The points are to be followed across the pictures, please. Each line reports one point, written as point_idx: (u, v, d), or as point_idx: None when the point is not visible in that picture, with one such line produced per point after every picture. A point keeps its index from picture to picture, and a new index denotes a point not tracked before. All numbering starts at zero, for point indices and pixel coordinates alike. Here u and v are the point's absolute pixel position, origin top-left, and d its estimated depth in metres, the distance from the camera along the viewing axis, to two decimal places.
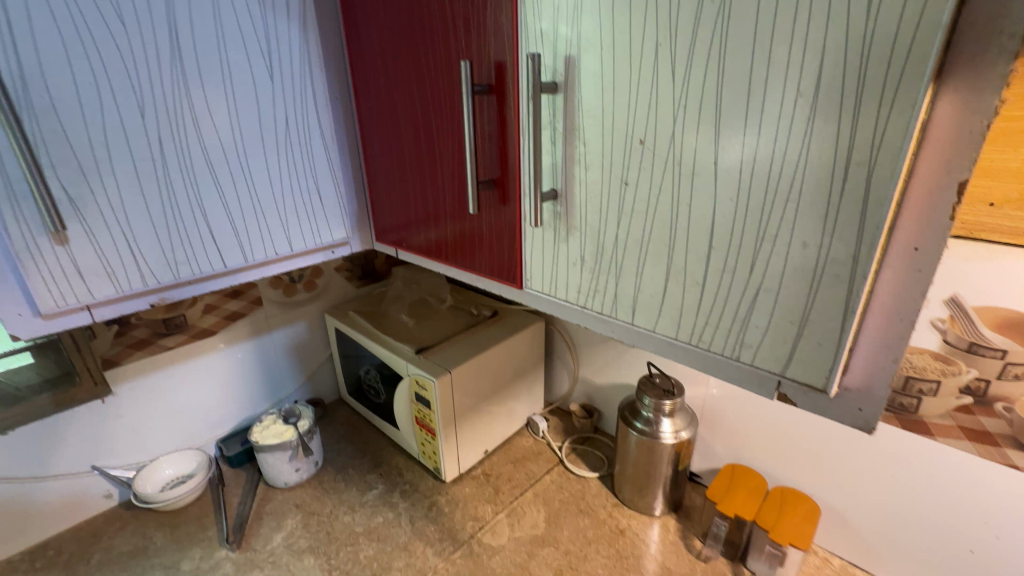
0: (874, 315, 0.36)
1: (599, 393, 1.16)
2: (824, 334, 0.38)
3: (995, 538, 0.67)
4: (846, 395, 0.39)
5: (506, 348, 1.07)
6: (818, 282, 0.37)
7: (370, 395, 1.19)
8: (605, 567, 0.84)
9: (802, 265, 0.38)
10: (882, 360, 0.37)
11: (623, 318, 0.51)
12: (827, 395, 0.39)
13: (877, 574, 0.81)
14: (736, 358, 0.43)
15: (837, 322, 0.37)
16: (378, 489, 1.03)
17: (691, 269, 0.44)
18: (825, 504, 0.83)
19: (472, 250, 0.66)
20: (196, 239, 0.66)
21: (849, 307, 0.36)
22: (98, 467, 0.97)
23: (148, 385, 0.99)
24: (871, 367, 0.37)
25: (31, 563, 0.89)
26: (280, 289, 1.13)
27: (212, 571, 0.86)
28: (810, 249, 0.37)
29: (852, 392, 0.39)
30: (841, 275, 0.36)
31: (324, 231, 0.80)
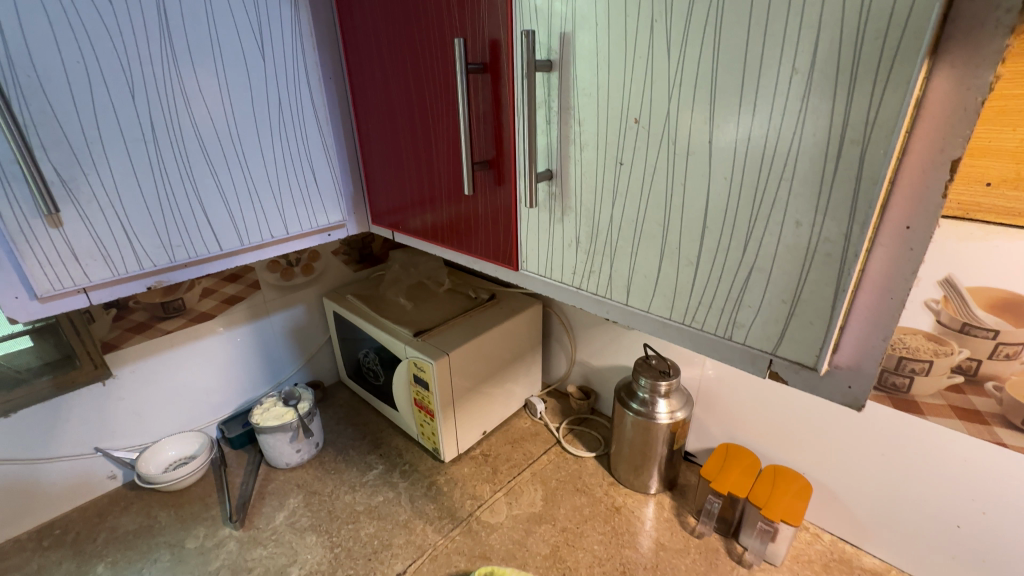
0: (865, 294, 0.37)
1: (596, 375, 1.17)
2: (816, 313, 0.38)
3: (981, 513, 0.69)
4: (836, 372, 0.39)
5: (504, 331, 1.08)
6: (810, 261, 0.37)
7: (369, 378, 1.20)
8: (601, 543, 0.86)
9: (794, 245, 0.38)
10: (872, 338, 0.37)
11: (618, 299, 0.51)
12: (817, 372, 0.40)
13: (866, 549, 0.83)
14: (728, 337, 0.44)
15: (829, 301, 0.37)
16: (378, 469, 1.05)
17: (686, 249, 0.44)
18: (817, 481, 0.85)
19: (468, 232, 0.66)
20: (191, 222, 0.66)
21: (840, 286, 0.36)
22: (101, 448, 0.98)
23: (148, 368, 1.00)
24: (861, 345, 0.38)
25: (39, 541, 0.91)
26: (278, 272, 1.13)
27: (216, 548, 0.88)
28: (803, 228, 0.37)
29: (843, 369, 0.39)
30: (833, 254, 0.36)
31: (319, 213, 0.79)
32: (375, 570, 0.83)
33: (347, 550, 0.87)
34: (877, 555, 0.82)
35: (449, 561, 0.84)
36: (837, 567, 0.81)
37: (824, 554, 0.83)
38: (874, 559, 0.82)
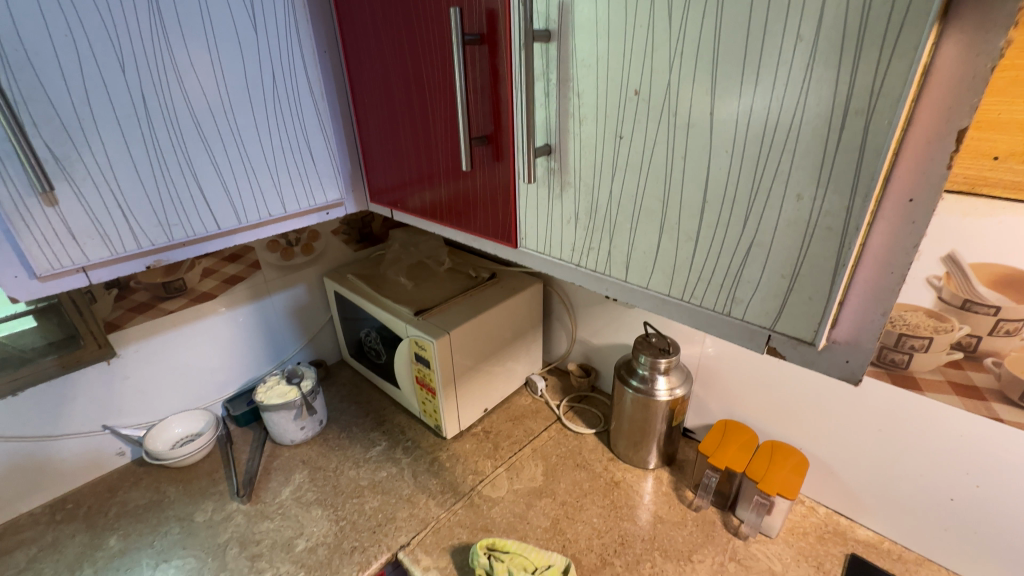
0: (866, 268, 0.36)
1: (597, 353, 1.17)
2: (815, 288, 0.38)
3: (975, 486, 0.70)
4: (833, 347, 0.39)
5: (505, 309, 1.08)
6: (811, 235, 0.37)
7: (371, 357, 1.21)
8: (600, 516, 0.88)
9: (795, 219, 0.37)
10: (871, 313, 0.37)
11: (617, 276, 0.51)
12: (815, 347, 0.40)
13: (860, 521, 0.84)
14: (727, 313, 0.44)
15: (829, 276, 0.37)
16: (382, 445, 1.06)
17: (685, 224, 0.44)
18: (814, 456, 0.86)
19: (466, 209, 0.66)
20: (188, 200, 0.65)
21: (840, 261, 0.36)
22: (109, 426, 1.00)
23: (152, 347, 1.01)
24: (860, 320, 0.38)
25: (53, 515, 0.94)
26: (278, 252, 1.13)
27: (225, 521, 0.90)
28: (804, 202, 0.37)
29: (841, 344, 0.39)
30: (833, 228, 0.36)
31: (317, 192, 0.79)
32: (380, 542, 0.85)
33: (352, 523, 0.89)
34: (871, 527, 0.83)
35: (452, 534, 0.86)
36: (832, 539, 0.83)
37: (819, 527, 0.85)
38: (868, 531, 0.84)
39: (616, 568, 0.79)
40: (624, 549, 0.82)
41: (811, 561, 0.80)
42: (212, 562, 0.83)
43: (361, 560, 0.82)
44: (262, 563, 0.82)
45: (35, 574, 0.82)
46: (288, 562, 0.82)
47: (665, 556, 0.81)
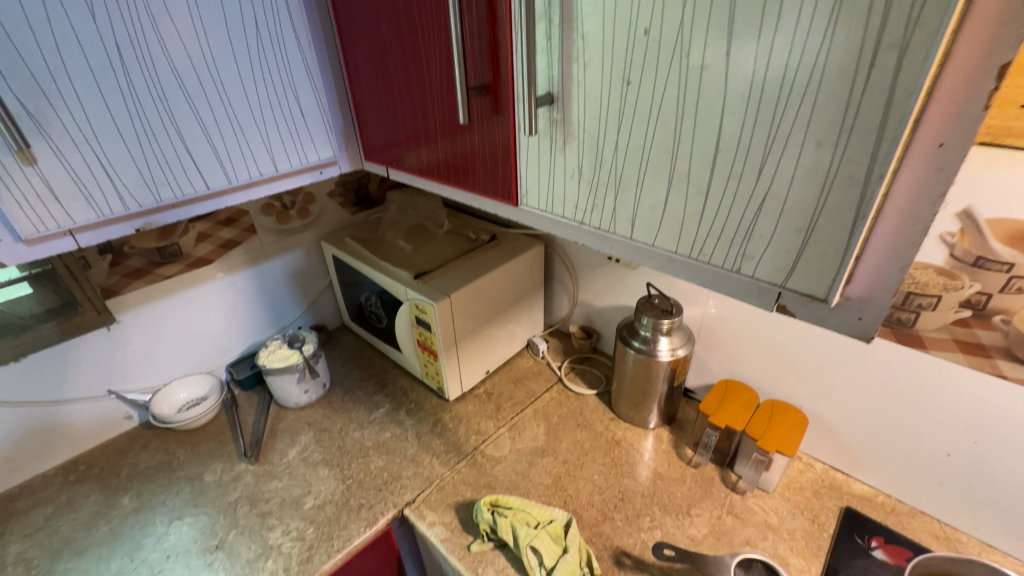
0: (886, 220, 0.35)
1: (598, 315, 1.17)
2: (830, 242, 0.37)
3: (973, 442, 0.70)
4: (846, 304, 0.38)
5: (506, 272, 1.06)
6: (830, 186, 0.35)
7: (372, 321, 1.21)
8: (601, 473, 0.90)
9: (813, 168, 0.35)
10: (888, 268, 0.36)
11: (621, 233, 0.49)
12: (827, 304, 0.39)
13: (856, 476, 0.86)
14: (736, 271, 0.42)
15: (846, 229, 0.35)
16: (385, 407, 1.08)
17: (695, 177, 0.42)
18: (813, 414, 0.87)
19: (464, 166, 0.63)
20: (174, 159, 0.63)
21: (860, 213, 0.34)
22: (114, 391, 1.00)
23: (152, 312, 1.00)
24: (876, 276, 0.36)
25: (66, 476, 0.96)
26: (273, 216, 1.10)
27: (234, 481, 0.92)
28: (824, 149, 0.34)
29: (853, 300, 0.38)
30: (855, 177, 0.34)
31: (309, 150, 0.76)
32: (386, 499, 0.87)
33: (358, 482, 0.91)
34: (866, 482, 0.85)
35: (456, 491, 0.87)
36: (827, 493, 0.85)
37: (816, 482, 0.87)
38: (863, 486, 0.85)
39: (617, 522, 0.81)
40: (624, 504, 0.84)
41: (807, 514, 0.81)
42: (224, 519, 0.85)
43: (368, 516, 0.84)
44: (272, 520, 0.85)
45: (52, 532, 0.85)
46: (297, 519, 0.85)
47: (665, 510, 0.83)
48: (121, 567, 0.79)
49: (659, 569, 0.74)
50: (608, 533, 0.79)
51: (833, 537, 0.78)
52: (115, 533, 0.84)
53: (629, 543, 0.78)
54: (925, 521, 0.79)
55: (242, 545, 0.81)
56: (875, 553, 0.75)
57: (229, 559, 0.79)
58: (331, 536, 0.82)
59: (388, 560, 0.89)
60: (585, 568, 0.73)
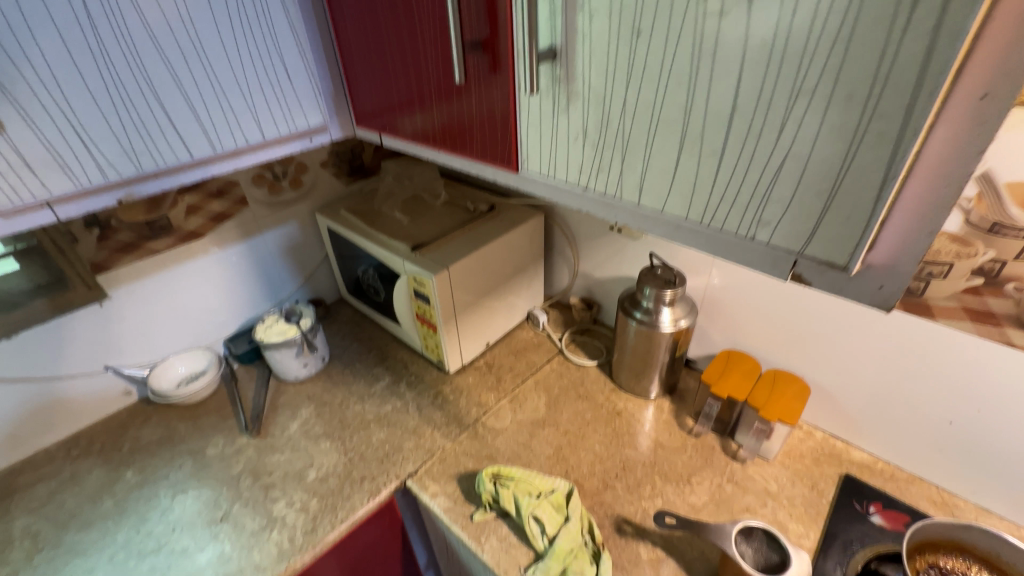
0: (916, 181, 0.33)
1: (599, 286, 1.15)
2: (855, 205, 0.34)
3: (976, 411, 0.70)
4: (867, 272, 0.36)
5: (505, 243, 1.04)
6: (858, 144, 0.33)
7: (370, 294, 1.19)
8: (602, 443, 0.90)
9: (841, 125, 0.33)
10: (916, 233, 0.34)
11: (628, 200, 0.47)
12: (847, 273, 0.37)
13: (856, 444, 0.86)
14: (751, 238, 0.40)
15: (873, 191, 0.33)
16: (385, 380, 1.07)
17: (709, 137, 0.39)
18: (815, 383, 0.87)
19: (461, 131, 0.60)
20: (154, 126, 0.59)
21: (889, 173, 0.32)
22: (111, 367, 0.99)
23: (145, 288, 0.98)
24: (901, 242, 0.35)
25: (68, 452, 0.96)
26: (265, 187, 1.07)
27: (236, 455, 0.93)
28: (854, 102, 0.32)
29: (875, 268, 0.36)
30: (886, 133, 0.31)
31: (298, 115, 0.72)
32: (389, 471, 0.88)
33: (360, 454, 0.91)
34: (866, 450, 0.86)
35: (458, 462, 0.88)
36: (827, 460, 0.85)
37: (816, 450, 0.87)
38: (863, 453, 0.86)
39: (618, 491, 0.82)
40: (625, 474, 0.85)
41: (807, 481, 0.82)
42: (227, 492, 0.86)
43: (371, 488, 0.85)
44: (276, 493, 0.85)
45: (57, 506, 0.86)
46: (300, 491, 0.85)
47: (665, 479, 0.83)
48: (128, 539, 0.80)
49: (659, 536, 0.75)
50: (609, 501, 0.80)
51: (832, 503, 0.79)
52: (120, 507, 0.85)
53: (630, 511, 0.79)
54: (923, 487, 0.80)
55: (247, 517, 0.82)
56: (872, 519, 0.76)
57: (235, 530, 0.80)
58: (334, 507, 0.82)
59: (391, 528, 0.90)
60: (586, 536, 0.74)
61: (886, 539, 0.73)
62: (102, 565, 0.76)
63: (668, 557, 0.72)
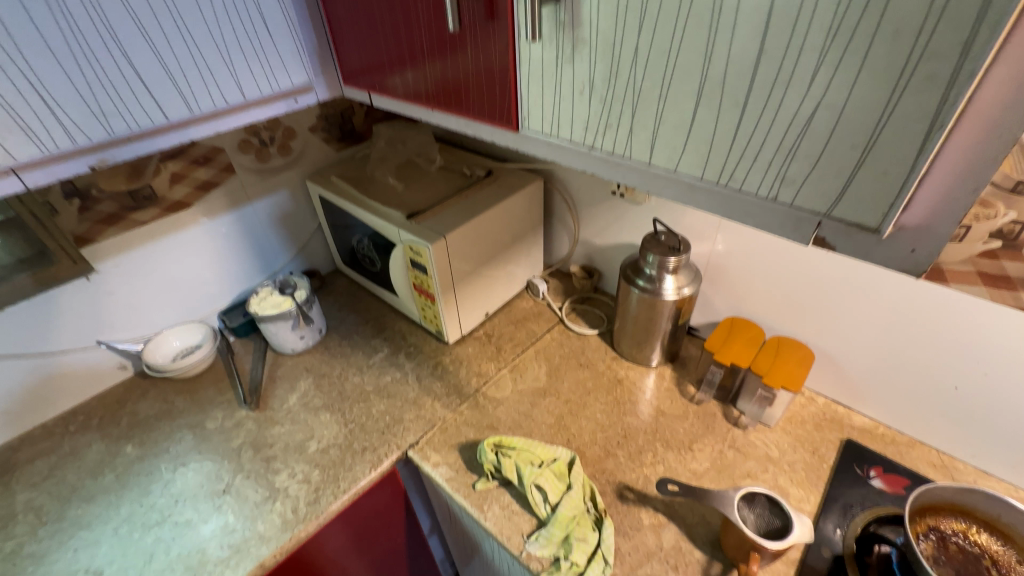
0: (965, 132, 0.30)
1: (600, 254, 1.13)
2: (892, 160, 0.32)
3: (983, 375, 0.70)
4: (900, 234, 0.34)
5: (504, 210, 1.01)
6: (902, 89, 0.30)
7: (366, 265, 1.16)
8: (603, 412, 0.90)
9: (884, 68, 0.30)
10: (959, 191, 0.31)
11: (637, 159, 0.44)
12: (878, 236, 0.35)
13: (857, 409, 0.86)
14: (772, 199, 0.38)
15: (915, 144, 0.31)
16: (384, 352, 1.06)
17: (731, 87, 0.36)
18: (819, 350, 0.86)
19: (457, 87, 0.56)
20: (123, 83, 0.55)
21: (936, 123, 0.29)
22: (104, 341, 0.98)
23: (133, 261, 0.95)
24: (942, 201, 0.32)
25: (65, 427, 0.95)
26: (252, 154, 1.02)
27: (236, 428, 0.92)
28: (903, 40, 0.29)
29: (909, 231, 0.34)
30: (936, 76, 0.28)
31: (281, 74, 0.67)
32: (390, 442, 0.87)
33: (360, 426, 0.91)
34: (867, 414, 0.86)
35: (459, 433, 0.87)
36: (829, 426, 0.85)
37: (817, 415, 0.87)
38: (864, 418, 0.86)
39: (620, 458, 0.82)
40: (626, 442, 0.84)
41: (808, 446, 0.82)
42: (229, 464, 0.86)
43: (373, 458, 0.85)
44: (277, 465, 0.85)
45: (58, 480, 0.85)
46: (302, 463, 0.85)
47: (667, 446, 0.83)
48: (131, 512, 0.80)
49: (661, 502, 0.76)
50: (611, 469, 0.80)
51: (833, 467, 0.79)
52: (121, 481, 0.84)
53: (632, 479, 0.79)
54: (923, 451, 0.80)
55: (249, 489, 0.82)
56: (873, 482, 0.76)
57: (237, 502, 0.80)
58: (336, 478, 0.82)
59: (395, 497, 0.91)
60: (589, 504, 0.74)
61: (886, 501, 0.73)
62: (107, 538, 0.76)
63: (670, 523, 0.73)
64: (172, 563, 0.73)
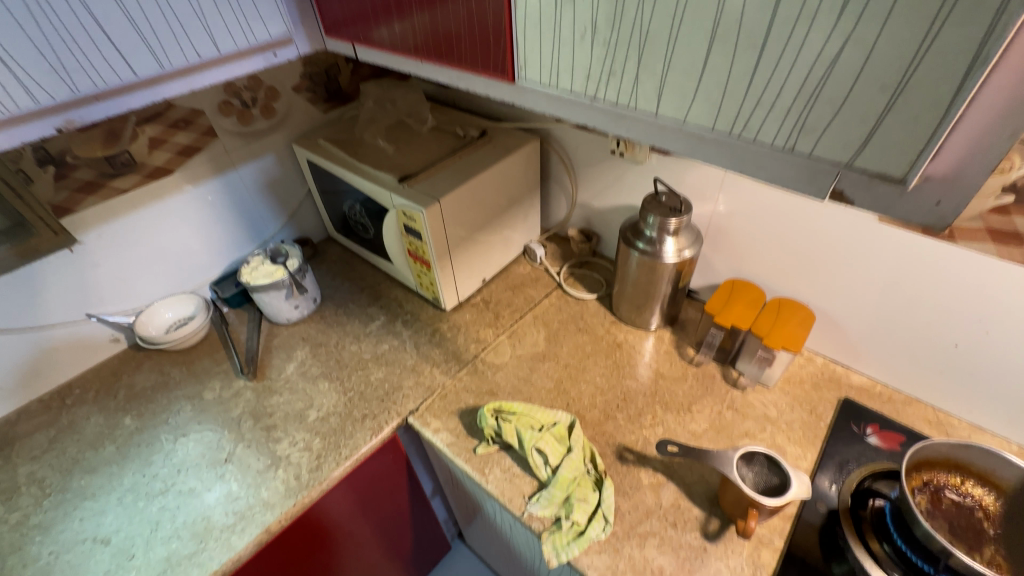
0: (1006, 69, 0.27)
1: (599, 217, 1.10)
2: (923, 103, 0.30)
3: (984, 333, 0.69)
4: (925, 185, 0.32)
5: (499, 172, 0.97)
6: (942, 22, 0.27)
7: (359, 231, 1.13)
8: (602, 375, 0.90)
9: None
10: (993, 137, 0.29)
11: (644, 110, 0.42)
12: (903, 187, 0.33)
13: (856, 368, 0.87)
14: (789, 149, 0.36)
15: (951, 84, 0.28)
16: (380, 320, 1.05)
17: (748, 25, 0.33)
18: (820, 310, 0.85)
19: (447, 35, 0.52)
20: (84, 36, 0.51)
21: (977, 59, 0.27)
22: (94, 314, 0.96)
23: (117, 231, 0.92)
24: (974, 148, 0.30)
25: (62, 400, 0.95)
26: (234, 116, 0.97)
27: (235, 398, 0.92)
28: None
29: (936, 181, 0.32)
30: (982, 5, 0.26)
31: (257, 25, 0.63)
32: (390, 409, 0.87)
33: (360, 394, 0.90)
34: (865, 373, 0.86)
35: (459, 399, 0.87)
36: (827, 385, 0.86)
37: (815, 375, 0.87)
38: (862, 377, 0.86)
39: (619, 421, 0.82)
40: (626, 405, 0.85)
41: (806, 405, 0.83)
42: (229, 434, 0.86)
43: (374, 425, 0.85)
44: (278, 434, 0.85)
45: (59, 453, 0.85)
46: (302, 431, 0.85)
47: (666, 408, 0.84)
48: (134, 482, 0.80)
49: (660, 462, 0.77)
50: (611, 431, 0.81)
51: (830, 425, 0.80)
52: (123, 452, 0.85)
53: (631, 440, 0.79)
54: (919, 408, 0.81)
55: (250, 458, 0.82)
56: (869, 440, 0.77)
57: (240, 470, 0.81)
58: (337, 446, 0.83)
59: (397, 462, 0.92)
60: (589, 465, 0.75)
61: (882, 457, 0.74)
62: (112, 508, 0.77)
63: (668, 482, 0.74)
64: (179, 530, 0.74)
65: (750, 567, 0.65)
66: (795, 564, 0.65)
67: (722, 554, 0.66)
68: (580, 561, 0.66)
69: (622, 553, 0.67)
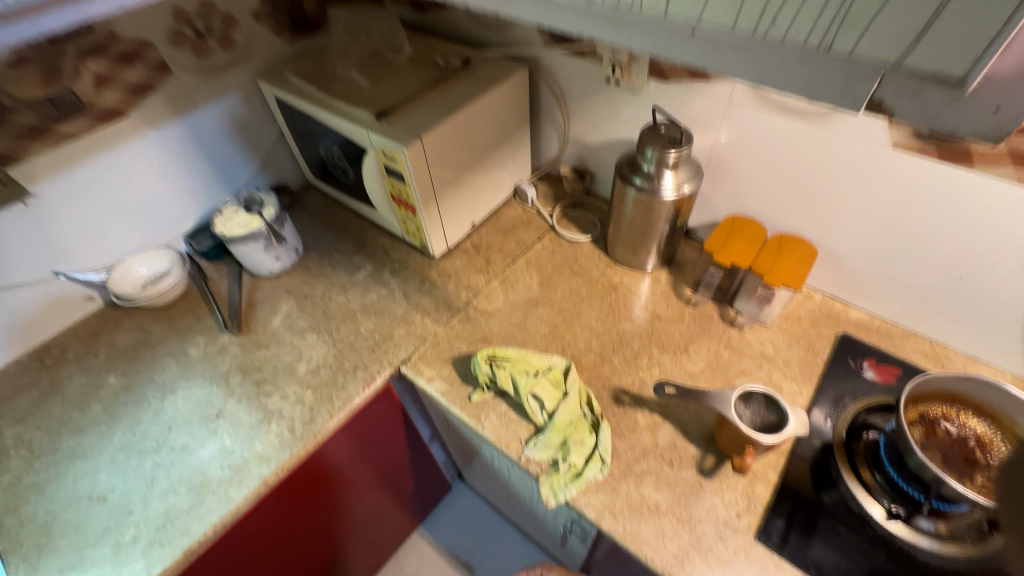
0: None
1: (593, 153, 1.04)
2: None
3: (993, 264, 0.67)
4: (985, 89, 0.27)
5: (485, 106, 0.90)
6: None
7: (338, 176, 1.07)
8: (598, 319, 0.88)
9: None
10: None
11: (652, 11, 0.36)
12: (959, 92, 0.28)
13: (855, 304, 0.85)
14: (825, 50, 0.31)
15: None
16: (367, 269, 1.01)
17: None
18: (822, 245, 0.82)
19: None
20: None
21: None
22: (62, 272, 0.91)
23: (74, 182, 0.85)
24: None
25: (42, 361, 0.92)
26: (188, 49, 0.88)
27: (221, 353, 0.89)
28: None
29: (997, 85, 0.27)
30: None
31: None
32: (381, 359, 0.85)
33: (350, 345, 0.88)
34: (864, 308, 0.85)
35: (452, 347, 0.85)
36: (825, 322, 0.84)
37: (814, 312, 0.86)
38: (860, 312, 0.85)
39: (616, 364, 0.81)
40: (622, 347, 0.83)
41: (803, 343, 0.82)
42: (219, 389, 0.84)
43: (366, 376, 0.83)
44: (268, 388, 0.84)
45: (44, 414, 0.83)
46: (293, 385, 0.83)
47: (662, 349, 0.82)
48: (125, 441, 0.79)
49: (657, 403, 0.76)
50: (607, 374, 0.80)
51: (827, 361, 0.79)
52: (110, 411, 0.83)
53: (627, 383, 0.79)
54: (916, 341, 0.80)
55: (242, 413, 0.81)
56: (865, 374, 0.76)
57: (232, 425, 0.79)
58: (330, 397, 0.81)
59: (392, 410, 0.91)
60: (585, 409, 0.75)
61: (878, 391, 0.74)
62: (104, 466, 0.76)
63: (665, 422, 0.74)
64: (176, 485, 0.73)
65: (745, 501, 0.66)
66: (788, 495, 0.66)
67: (717, 489, 0.67)
68: (578, 501, 0.67)
69: (619, 491, 0.68)
